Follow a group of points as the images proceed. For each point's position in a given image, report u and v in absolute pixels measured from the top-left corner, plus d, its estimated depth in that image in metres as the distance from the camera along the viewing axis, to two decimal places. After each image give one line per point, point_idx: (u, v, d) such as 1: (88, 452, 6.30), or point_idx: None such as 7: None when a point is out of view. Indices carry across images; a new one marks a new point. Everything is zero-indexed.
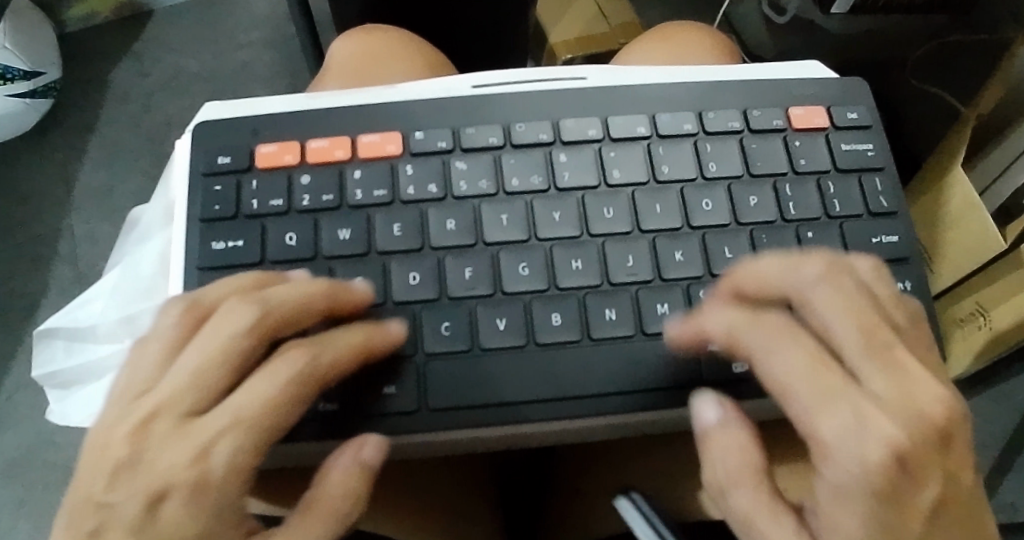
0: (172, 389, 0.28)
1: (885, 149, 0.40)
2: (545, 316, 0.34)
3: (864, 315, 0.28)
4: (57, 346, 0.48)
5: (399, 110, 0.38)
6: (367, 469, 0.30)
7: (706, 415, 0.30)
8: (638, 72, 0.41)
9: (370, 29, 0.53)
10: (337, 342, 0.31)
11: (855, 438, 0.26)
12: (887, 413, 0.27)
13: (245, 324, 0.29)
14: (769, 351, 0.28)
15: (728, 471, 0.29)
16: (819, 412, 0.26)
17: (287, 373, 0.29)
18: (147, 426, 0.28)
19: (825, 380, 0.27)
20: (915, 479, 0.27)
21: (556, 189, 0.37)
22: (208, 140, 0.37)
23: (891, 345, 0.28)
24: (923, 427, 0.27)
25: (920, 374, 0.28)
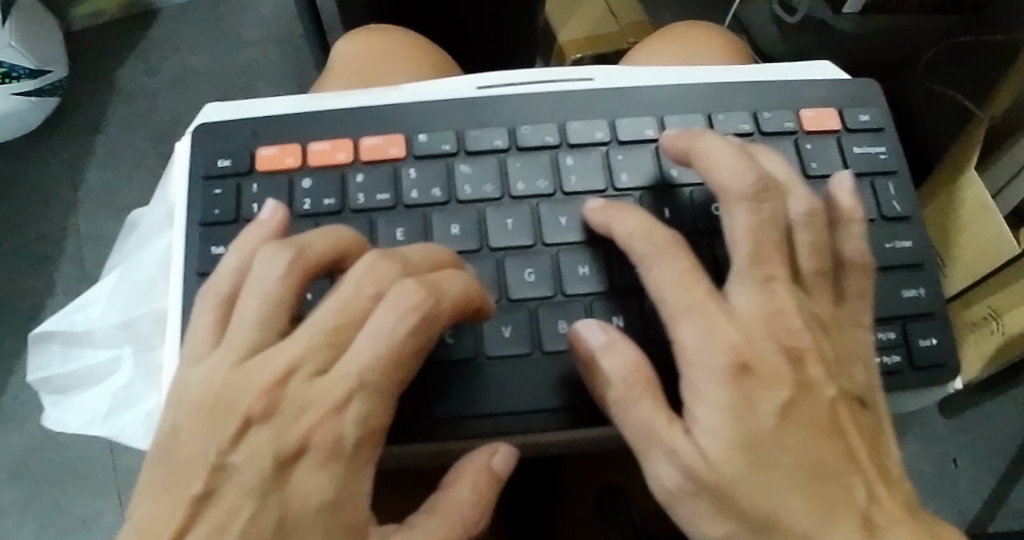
0: (306, 346, 0.28)
1: (898, 152, 0.39)
2: (551, 323, 0.34)
3: (761, 233, 0.31)
4: (51, 351, 0.47)
5: (401, 112, 0.37)
6: (495, 476, 0.30)
7: (590, 338, 0.31)
8: (645, 74, 0.40)
9: (375, 29, 0.53)
10: (448, 284, 0.30)
11: (707, 343, 0.29)
12: (738, 326, 0.30)
13: (384, 282, 0.29)
14: (648, 256, 0.31)
15: (620, 385, 0.30)
16: (677, 323, 0.30)
17: (413, 310, 0.28)
18: (279, 387, 0.28)
19: (690, 292, 0.30)
20: (766, 383, 0.29)
21: (563, 193, 0.36)
22: (210, 141, 0.36)
23: (774, 278, 0.31)
24: (778, 345, 0.31)
25: (790, 305, 0.31)
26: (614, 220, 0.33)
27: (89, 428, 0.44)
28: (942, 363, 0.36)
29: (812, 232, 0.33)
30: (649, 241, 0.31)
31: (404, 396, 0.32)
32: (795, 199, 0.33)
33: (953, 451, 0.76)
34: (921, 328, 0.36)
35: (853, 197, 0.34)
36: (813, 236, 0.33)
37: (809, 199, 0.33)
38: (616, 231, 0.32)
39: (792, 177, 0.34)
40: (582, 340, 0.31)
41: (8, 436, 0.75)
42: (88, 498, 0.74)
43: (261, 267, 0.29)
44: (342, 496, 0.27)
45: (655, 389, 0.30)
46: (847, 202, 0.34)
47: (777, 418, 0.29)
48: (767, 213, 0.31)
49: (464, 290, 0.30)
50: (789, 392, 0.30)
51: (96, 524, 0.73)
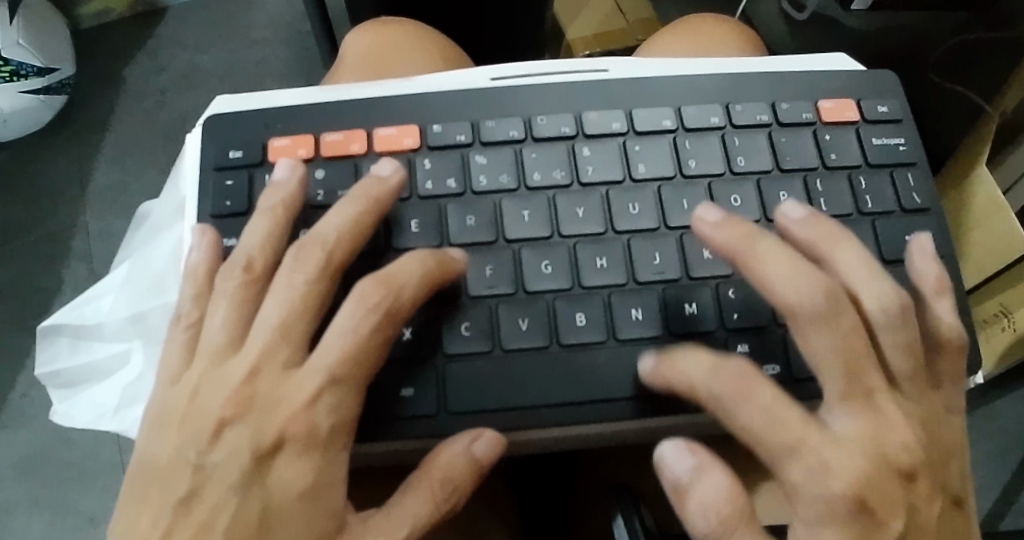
0: (264, 345, 0.31)
1: (917, 144, 0.38)
2: (569, 316, 0.33)
3: (849, 351, 0.30)
4: (61, 343, 0.47)
5: (416, 103, 0.37)
6: (476, 464, 0.30)
7: (677, 463, 0.29)
8: (659, 65, 0.40)
9: (386, 22, 0.52)
10: (403, 267, 0.31)
11: (821, 480, 0.28)
12: (855, 455, 0.29)
13: (313, 268, 0.31)
14: (729, 402, 0.29)
15: (712, 518, 0.28)
16: (783, 464, 0.29)
17: (369, 306, 0.30)
18: (249, 384, 0.30)
19: (785, 432, 0.29)
20: (884, 515, 0.29)
21: (580, 184, 0.35)
22: (221, 131, 0.36)
23: (873, 391, 0.30)
24: (890, 468, 0.29)
25: (897, 419, 0.30)
26: (676, 369, 0.31)
27: (99, 422, 0.43)
28: None
29: (900, 332, 0.32)
30: (720, 380, 0.30)
31: (417, 387, 0.32)
32: (875, 296, 0.32)
33: (965, 449, 0.75)
34: None
35: (937, 264, 0.35)
36: (905, 336, 0.32)
37: (895, 292, 0.32)
38: (678, 380, 0.31)
39: (870, 275, 0.32)
40: (670, 469, 0.29)
41: (14, 435, 0.75)
42: (95, 498, 0.73)
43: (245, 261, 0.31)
44: (318, 484, 0.29)
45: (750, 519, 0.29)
46: (931, 274, 0.35)
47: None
48: (846, 329, 0.30)
49: (419, 268, 0.31)
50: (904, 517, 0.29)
51: (103, 524, 0.72)
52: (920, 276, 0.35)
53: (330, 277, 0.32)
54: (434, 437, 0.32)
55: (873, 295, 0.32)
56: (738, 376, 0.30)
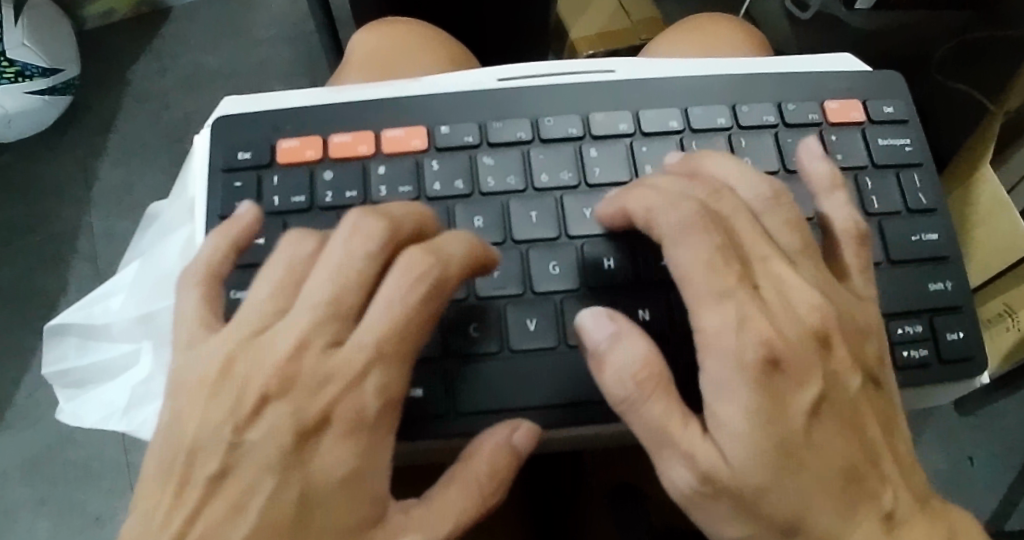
0: (310, 321, 0.29)
1: (923, 144, 0.39)
2: (577, 316, 0.33)
3: (725, 216, 0.30)
4: (69, 342, 0.47)
5: (422, 105, 0.37)
6: (516, 454, 0.30)
7: (595, 331, 0.29)
8: (667, 66, 0.40)
9: (391, 22, 0.53)
10: (450, 244, 0.30)
11: (735, 331, 0.27)
12: (769, 318, 0.28)
13: (376, 240, 0.29)
14: (679, 232, 0.29)
15: (630, 382, 0.28)
16: (700, 313, 0.28)
17: (417, 274, 0.29)
18: (293, 361, 0.28)
19: (719, 278, 0.28)
20: (796, 380, 0.28)
21: (587, 185, 0.36)
22: (230, 134, 0.36)
23: (766, 259, 0.30)
24: (802, 337, 0.29)
25: (799, 285, 0.30)
26: (633, 196, 0.31)
27: (107, 422, 0.44)
28: (967, 356, 0.35)
29: (780, 211, 0.32)
30: (677, 210, 0.29)
31: (430, 388, 0.32)
32: (749, 186, 0.32)
33: (969, 449, 0.75)
34: (948, 322, 0.36)
35: (824, 161, 0.35)
36: (786, 213, 0.32)
37: (770, 182, 0.32)
38: (638, 208, 0.31)
39: (743, 167, 0.33)
40: (587, 334, 0.29)
41: (19, 435, 0.75)
42: (101, 498, 0.73)
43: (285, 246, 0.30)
44: (363, 463, 0.28)
45: (669, 387, 0.28)
46: (825, 174, 0.35)
47: (807, 417, 0.27)
48: (730, 202, 0.31)
49: (466, 247, 0.30)
50: (819, 387, 0.28)
51: (109, 523, 0.73)
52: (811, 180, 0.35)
53: (389, 249, 0.30)
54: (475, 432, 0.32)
55: (750, 187, 0.32)
56: (693, 214, 0.29)
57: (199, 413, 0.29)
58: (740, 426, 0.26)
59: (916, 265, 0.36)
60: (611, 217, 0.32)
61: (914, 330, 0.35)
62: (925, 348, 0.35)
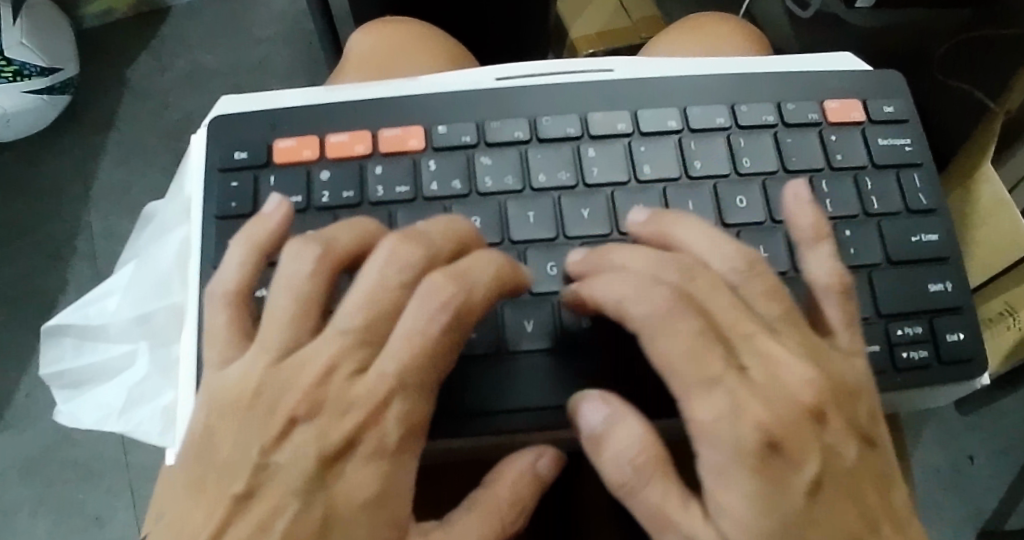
0: (342, 345, 0.29)
1: (923, 144, 0.38)
2: (574, 317, 0.33)
3: (702, 295, 0.29)
4: (66, 344, 0.47)
5: (420, 104, 0.37)
6: (539, 479, 0.30)
7: (591, 415, 0.28)
8: (665, 65, 0.40)
9: (389, 21, 0.52)
10: (479, 270, 0.30)
11: (731, 423, 0.26)
12: (759, 398, 0.27)
13: (409, 272, 0.29)
14: (654, 326, 0.28)
15: (627, 467, 0.27)
16: (692, 401, 0.27)
17: (445, 303, 0.29)
18: (322, 385, 0.29)
19: (706, 364, 0.27)
20: (794, 459, 0.27)
21: (585, 185, 0.35)
22: (226, 133, 0.36)
23: (752, 335, 0.29)
24: (797, 408, 0.28)
25: (788, 360, 0.29)
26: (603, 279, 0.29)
27: (104, 423, 0.44)
28: (967, 358, 0.35)
29: (759, 279, 0.31)
30: (649, 302, 0.28)
31: None
32: (726, 251, 0.31)
33: (970, 449, 0.75)
34: (948, 323, 0.35)
35: (814, 209, 0.33)
36: (767, 279, 0.31)
37: (748, 251, 0.31)
38: (608, 293, 0.29)
39: (715, 235, 0.32)
40: (581, 417, 0.28)
41: (19, 435, 0.75)
42: (100, 497, 0.73)
43: (292, 265, 0.30)
44: (374, 476, 0.28)
45: (665, 468, 0.27)
46: (808, 225, 0.33)
47: (809, 494, 0.27)
48: (710, 278, 0.30)
49: (493, 270, 0.30)
50: (818, 462, 0.27)
51: (109, 523, 0.73)
52: (793, 230, 0.33)
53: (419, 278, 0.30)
54: (480, 436, 0.32)
55: (723, 253, 0.31)
56: (674, 305, 0.28)
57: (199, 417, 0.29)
58: (744, 512, 0.26)
59: (916, 266, 0.36)
60: (574, 297, 0.31)
61: (914, 332, 0.35)
62: (925, 349, 0.35)
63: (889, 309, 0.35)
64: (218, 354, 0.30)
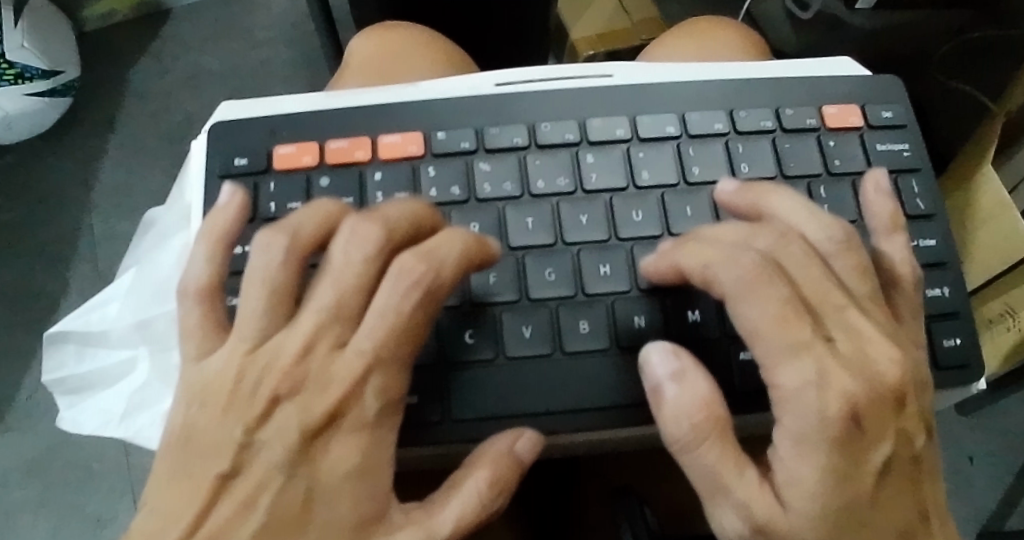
0: (318, 323, 0.28)
1: (921, 150, 0.38)
2: (572, 323, 0.33)
3: (794, 267, 0.29)
4: (67, 350, 0.47)
5: (419, 110, 0.37)
6: (520, 464, 0.30)
7: (660, 368, 0.29)
8: (664, 70, 0.40)
9: (389, 26, 0.53)
10: (445, 244, 0.29)
11: (816, 393, 0.26)
12: (846, 370, 0.27)
13: (373, 246, 0.29)
14: (742, 289, 0.27)
15: (686, 425, 0.27)
16: (773, 364, 0.27)
17: (413, 279, 0.28)
18: (301, 363, 0.28)
19: (793, 331, 0.27)
20: (870, 437, 0.27)
21: (583, 191, 0.36)
22: (226, 139, 0.36)
23: (843, 309, 0.29)
24: (876, 390, 0.28)
25: (870, 335, 0.29)
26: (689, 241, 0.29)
27: (105, 429, 0.44)
28: (964, 363, 0.35)
29: (850, 256, 0.31)
30: (740, 264, 0.28)
31: (425, 396, 0.32)
32: (821, 226, 0.31)
33: (970, 450, 0.75)
34: (945, 328, 0.36)
35: (890, 199, 0.35)
36: (858, 258, 0.31)
37: (843, 227, 0.31)
38: (695, 255, 0.29)
39: (812, 209, 0.32)
40: (654, 374, 0.29)
41: (20, 436, 0.75)
42: (101, 499, 0.74)
43: (259, 256, 0.29)
44: (375, 483, 0.28)
45: (726, 433, 0.27)
46: (885, 210, 0.35)
47: (878, 471, 0.28)
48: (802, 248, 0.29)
49: (461, 246, 0.30)
50: (890, 444, 0.28)
51: (110, 524, 0.73)
52: (871, 215, 0.35)
53: (386, 253, 0.29)
54: (479, 441, 0.32)
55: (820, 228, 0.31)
56: (762, 268, 0.27)
57: (196, 420, 0.29)
58: (811, 483, 0.27)
59: None
60: (658, 271, 0.31)
61: None
62: None
63: None
64: (196, 347, 0.30)
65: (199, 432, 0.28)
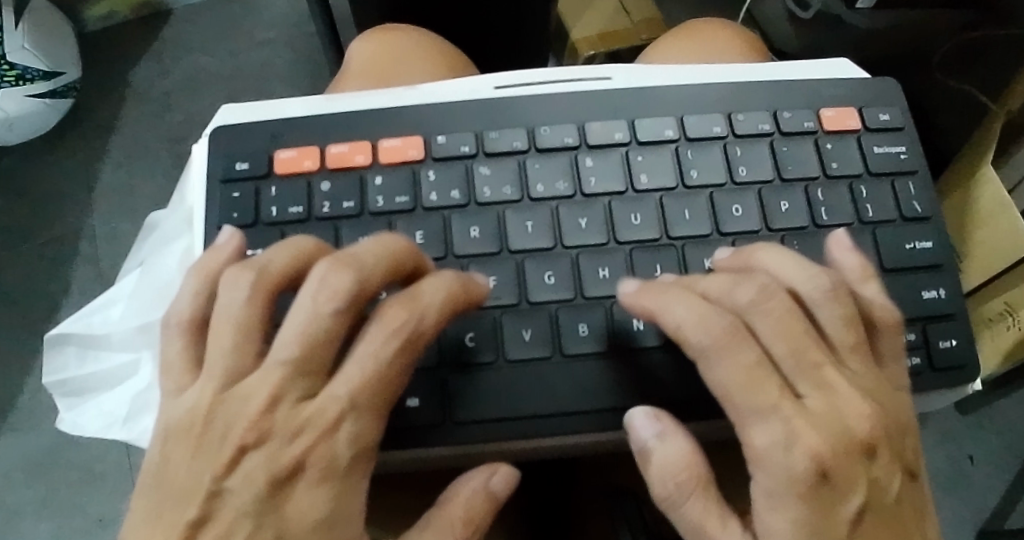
0: (287, 371, 0.28)
1: (919, 152, 0.39)
2: (571, 325, 0.33)
3: (769, 326, 0.29)
4: (69, 353, 0.47)
5: (419, 114, 0.37)
6: (492, 498, 0.30)
7: (642, 429, 0.29)
8: (663, 73, 0.40)
9: (390, 28, 0.53)
10: (428, 290, 0.30)
11: (785, 451, 0.27)
12: (817, 426, 0.28)
13: (343, 296, 0.28)
14: (712, 351, 0.28)
15: (671, 483, 0.28)
16: (748, 427, 0.28)
17: (393, 330, 0.29)
18: (268, 415, 0.28)
19: (761, 393, 0.27)
20: (842, 489, 0.28)
21: (582, 195, 0.36)
22: (228, 144, 0.36)
23: (821, 365, 0.29)
24: (852, 440, 0.28)
25: (847, 390, 0.29)
26: (660, 305, 0.29)
27: (108, 431, 0.44)
28: (961, 364, 0.36)
29: (836, 305, 0.31)
30: (708, 331, 0.28)
31: (425, 398, 0.32)
32: (806, 279, 0.31)
33: (969, 448, 0.75)
34: (941, 330, 0.36)
35: (858, 255, 0.34)
36: (843, 307, 0.31)
37: (829, 275, 0.31)
38: (665, 319, 0.29)
39: (798, 265, 0.31)
40: (633, 430, 0.30)
41: (22, 437, 0.76)
42: (103, 499, 0.74)
43: (234, 300, 0.30)
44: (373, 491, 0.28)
45: (706, 487, 0.28)
46: (854, 265, 0.33)
47: (853, 518, 0.28)
48: (783, 309, 0.29)
49: (445, 294, 0.30)
50: (865, 493, 0.28)
51: (112, 524, 0.73)
52: (841, 269, 0.33)
53: (357, 304, 0.29)
54: (479, 442, 0.32)
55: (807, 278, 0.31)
56: (726, 329, 0.28)
57: (193, 428, 0.29)
58: (788, 535, 0.27)
59: (908, 274, 0.36)
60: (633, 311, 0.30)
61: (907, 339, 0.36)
62: (918, 356, 0.36)
63: None
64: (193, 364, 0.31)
65: (197, 441, 0.29)
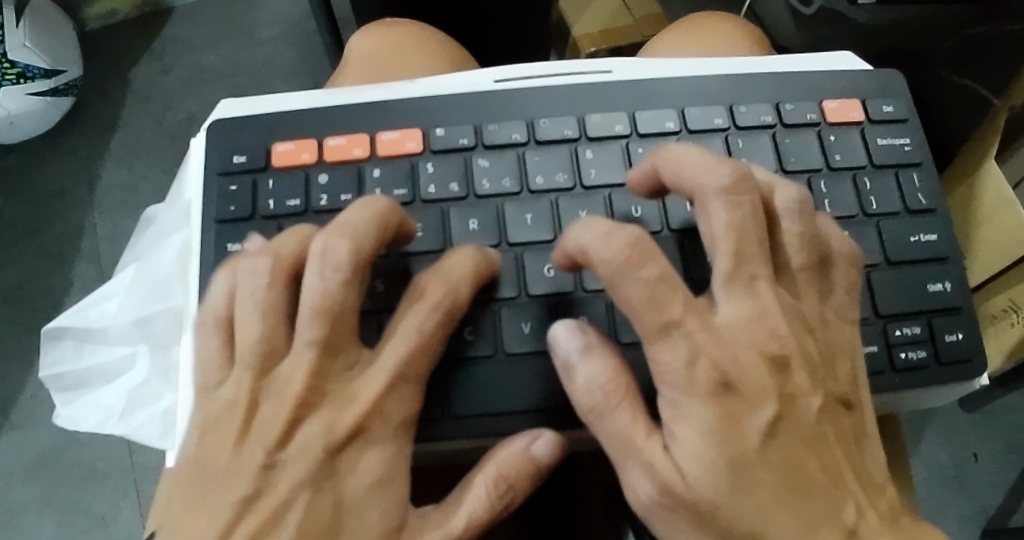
0: (324, 325, 0.29)
1: (922, 143, 0.38)
2: (572, 319, 0.33)
3: (719, 224, 0.29)
4: (66, 346, 0.47)
5: (418, 107, 0.37)
6: (535, 464, 0.30)
7: (567, 343, 0.29)
8: (665, 65, 0.40)
9: (390, 22, 0.52)
10: (456, 269, 0.31)
11: (686, 363, 0.27)
12: (739, 373, 0.28)
13: (344, 267, 0.29)
14: (619, 268, 0.27)
15: (597, 394, 0.29)
16: (655, 345, 0.28)
17: (432, 309, 0.30)
18: None
19: (663, 310, 0.27)
20: (749, 398, 0.28)
21: (582, 187, 0.35)
22: (225, 137, 0.36)
23: (757, 277, 0.29)
24: (759, 353, 0.29)
25: (774, 307, 0.29)
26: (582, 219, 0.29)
27: (103, 426, 0.44)
28: (968, 357, 0.35)
29: (801, 221, 0.31)
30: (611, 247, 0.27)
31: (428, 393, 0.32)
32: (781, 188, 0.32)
33: (974, 445, 0.74)
34: (946, 323, 0.35)
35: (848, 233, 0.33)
36: (805, 225, 0.31)
37: (799, 191, 0.32)
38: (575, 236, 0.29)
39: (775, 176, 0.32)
40: (557, 341, 0.30)
41: (24, 436, 0.76)
42: (105, 497, 0.74)
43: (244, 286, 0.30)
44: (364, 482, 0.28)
45: (635, 400, 0.29)
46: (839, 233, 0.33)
47: (764, 432, 0.27)
48: (747, 208, 0.29)
49: (472, 270, 0.31)
50: (776, 405, 0.28)
51: (114, 523, 0.73)
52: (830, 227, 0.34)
53: (359, 272, 0.30)
54: (483, 437, 0.32)
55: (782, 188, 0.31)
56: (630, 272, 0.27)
57: None
58: (697, 444, 0.27)
59: (913, 267, 0.36)
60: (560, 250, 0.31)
61: (913, 332, 0.35)
62: (924, 349, 0.35)
63: (887, 310, 0.35)
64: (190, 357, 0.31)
65: None
